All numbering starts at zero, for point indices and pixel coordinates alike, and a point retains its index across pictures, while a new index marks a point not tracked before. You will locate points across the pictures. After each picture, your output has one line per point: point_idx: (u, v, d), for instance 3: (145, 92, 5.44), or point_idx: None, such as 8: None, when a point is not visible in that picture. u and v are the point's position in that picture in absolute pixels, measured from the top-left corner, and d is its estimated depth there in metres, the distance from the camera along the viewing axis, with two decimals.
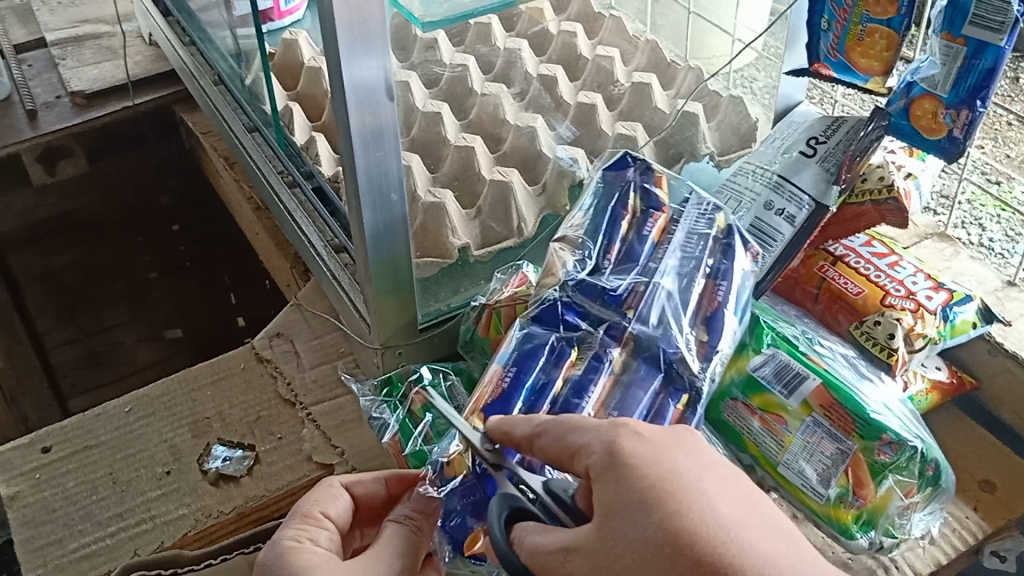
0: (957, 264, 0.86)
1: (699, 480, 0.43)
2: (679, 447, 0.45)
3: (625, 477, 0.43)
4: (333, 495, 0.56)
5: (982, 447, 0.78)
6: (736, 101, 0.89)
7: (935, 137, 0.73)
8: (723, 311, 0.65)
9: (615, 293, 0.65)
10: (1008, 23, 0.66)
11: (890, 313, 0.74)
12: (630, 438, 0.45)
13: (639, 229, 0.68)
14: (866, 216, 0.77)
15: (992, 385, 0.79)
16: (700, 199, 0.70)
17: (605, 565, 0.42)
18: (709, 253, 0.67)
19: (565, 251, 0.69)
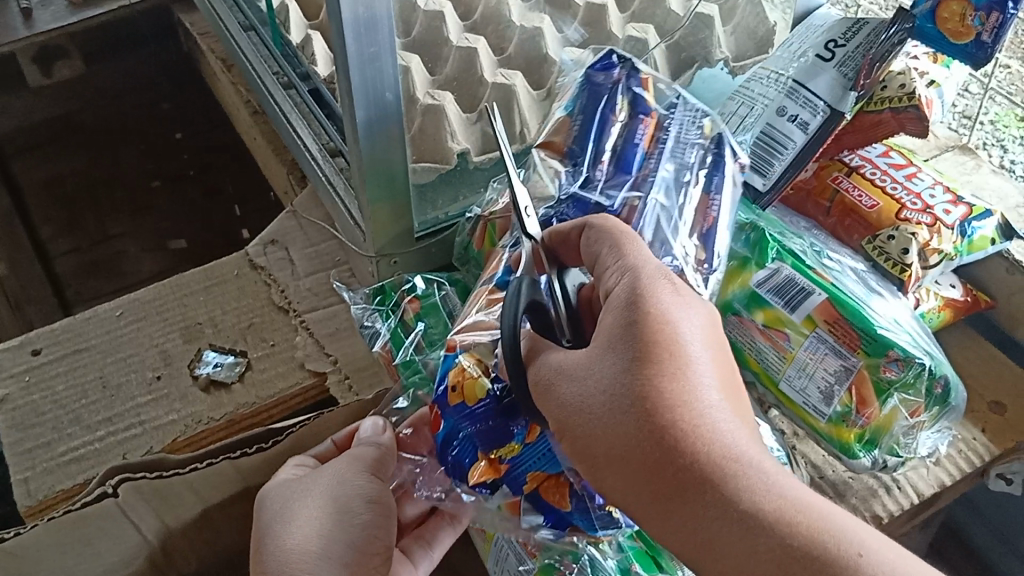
0: (977, 178, 0.82)
1: (702, 349, 0.43)
2: (700, 317, 0.45)
3: (634, 321, 0.43)
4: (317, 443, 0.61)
5: (997, 369, 0.75)
6: (754, 2, 0.84)
7: (962, 41, 0.69)
8: (718, 226, 0.62)
9: (610, 208, 0.62)
10: None
11: (905, 227, 0.71)
12: (661, 290, 0.45)
13: (631, 134, 0.65)
14: (884, 124, 0.73)
15: (1008, 304, 0.77)
16: (688, 104, 0.67)
17: (580, 394, 0.43)
18: (700, 163, 0.64)
19: (550, 163, 0.67)
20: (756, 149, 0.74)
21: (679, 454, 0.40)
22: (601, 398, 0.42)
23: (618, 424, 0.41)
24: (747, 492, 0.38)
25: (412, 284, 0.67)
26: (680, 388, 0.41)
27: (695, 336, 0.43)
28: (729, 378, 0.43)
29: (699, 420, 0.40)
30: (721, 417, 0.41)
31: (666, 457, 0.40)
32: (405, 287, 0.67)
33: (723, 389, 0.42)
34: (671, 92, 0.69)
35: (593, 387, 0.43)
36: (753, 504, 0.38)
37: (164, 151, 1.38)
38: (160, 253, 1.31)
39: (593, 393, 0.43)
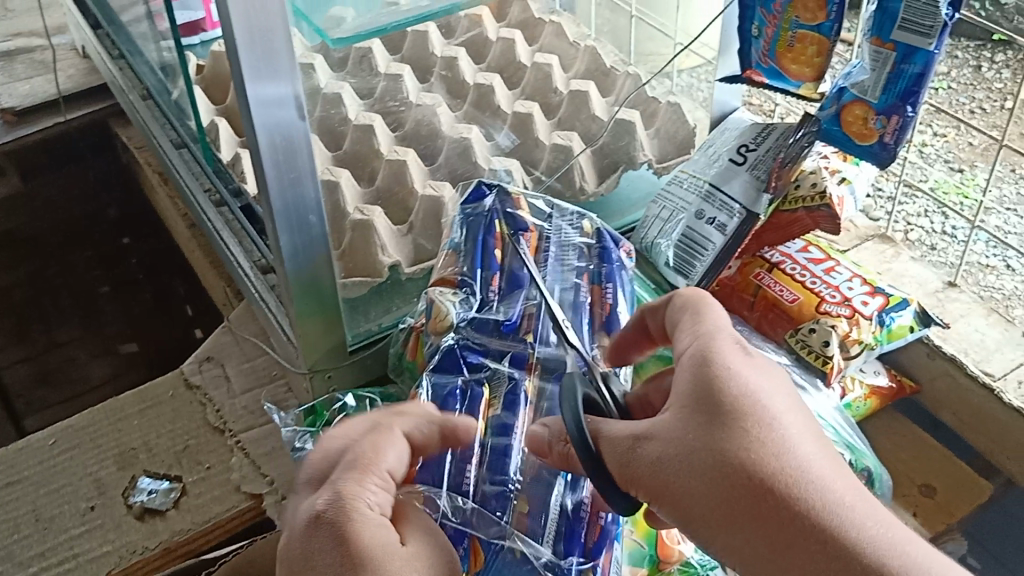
0: (898, 266, 0.87)
1: (777, 401, 0.45)
2: (769, 373, 0.46)
3: (716, 382, 0.45)
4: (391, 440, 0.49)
5: (921, 449, 0.79)
6: (673, 108, 0.89)
7: (867, 142, 0.73)
8: (616, 311, 0.66)
9: (509, 322, 0.66)
10: (937, 26, 0.67)
11: (824, 320, 0.76)
12: (731, 348, 0.47)
13: (514, 251, 0.68)
14: (800, 222, 0.77)
15: (931, 389, 0.81)
16: (562, 210, 0.72)
17: (677, 455, 0.44)
18: (586, 261, 0.69)
19: (447, 293, 0.67)
20: (679, 251, 0.79)
21: (786, 512, 0.42)
22: (702, 461, 0.43)
23: (718, 487, 0.43)
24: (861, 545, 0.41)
25: (343, 400, 0.68)
26: (770, 445, 0.43)
27: (771, 389, 0.45)
28: (810, 426, 0.45)
29: (795, 475, 0.42)
30: (814, 471, 0.43)
31: (777, 516, 0.42)
32: (336, 405, 0.68)
33: (807, 439, 0.44)
34: (541, 202, 0.72)
35: (687, 450, 0.44)
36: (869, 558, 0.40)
37: (112, 259, 1.36)
38: (110, 358, 1.28)
39: (681, 458, 0.44)
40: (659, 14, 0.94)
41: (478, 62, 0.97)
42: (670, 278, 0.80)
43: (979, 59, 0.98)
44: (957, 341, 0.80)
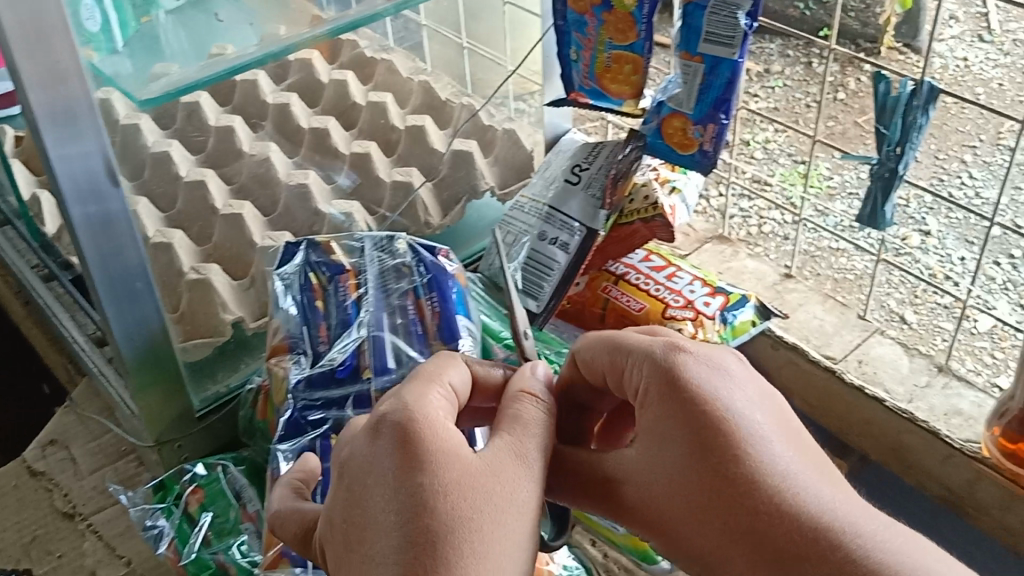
0: (736, 264, 0.91)
1: (738, 412, 0.45)
2: (738, 381, 0.46)
3: (678, 409, 0.45)
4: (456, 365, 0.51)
5: None
6: (510, 135, 0.91)
7: (688, 152, 0.77)
8: (448, 315, 0.63)
9: (343, 364, 0.61)
10: (738, 36, 0.71)
11: (672, 325, 0.78)
12: (686, 362, 0.47)
13: (335, 298, 0.64)
14: (639, 234, 0.80)
15: (780, 376, 0.84)
16: (371, 235, 0.67)
17: (660, 489, 0.46)
18: (408, 278, 0.65)
19: (283, 360, 0.62)
20: (526, 274, 0.79)
21: (779, 533, 0.42)
22: (685, 492, 0.45)
23: (714, 517, 0.44)
24: (855, 553, 0.41)
25: (193, 469, 0.67)
26: (750, 468, 0.43)
27: (743, 404, 0.45)
28: (784, 434, 0.45)
29: (783, 493, 0.43)
30: (797, 488, 0.43)
31: (782, 540, 0.42)
32: (186, 476, 0.66)
33: (788, 450, 0.44)
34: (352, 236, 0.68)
35: (667, 486, 0.46)
36: (867, 573, 0.40)
37: None
38: None
39: (666, 490, 0.46)
40: (489, 42, 0.95)
41: (312, 105, 0.96)
42: (520, 300, 0.80)
43: (808, 56, 1.04)
44: (797, 330, 0.85)
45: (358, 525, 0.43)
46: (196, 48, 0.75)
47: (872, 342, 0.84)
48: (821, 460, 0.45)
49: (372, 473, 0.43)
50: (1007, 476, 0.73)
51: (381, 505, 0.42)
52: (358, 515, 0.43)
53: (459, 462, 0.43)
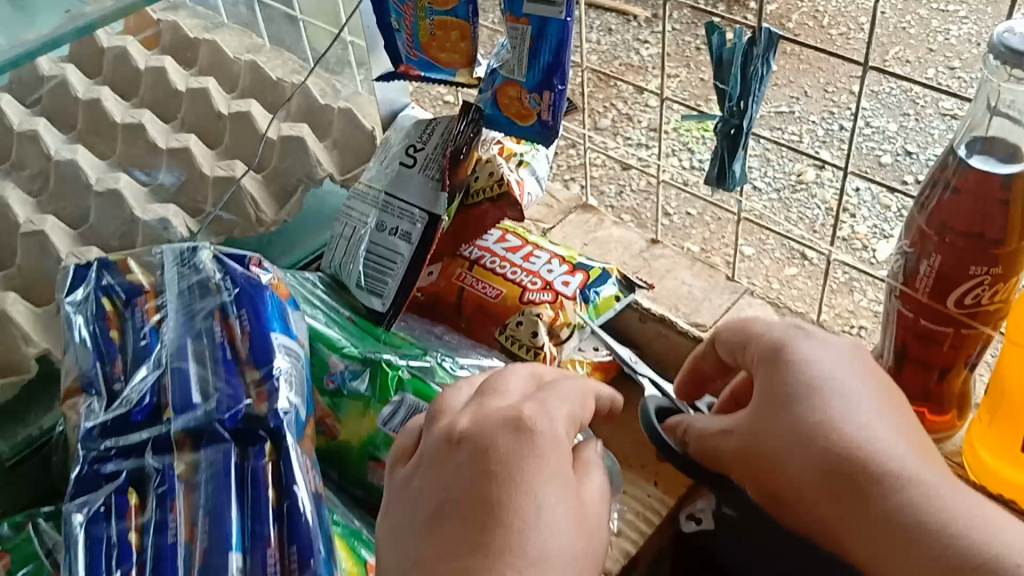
0: (602, 233, 0.87)
1: (830, 382, 0.51)
2: (846, 356, 0.53)
3: (782, 375, 0.52)
4: (568, 391, 0.54)
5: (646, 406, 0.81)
6: (346, 114, 0.85)
7: (528, 123, 0.71)
8: (258, 333, 0.56)
9: (141, 406, 0.54)
10: None
11: (530, 310, 0.73)
12: (799, 342, 0.54)
13: (132, 327, 0.58)
14: (488, 215, 0.74)
15: (652, 350, 0.80)
16: (173, 248, 0.61)
17: (745, 447, 0.53)
18: (214, 294, 0.59)
19: (75, 405, 0.55)
20: (368, 270, 0.73)
21: (844, 476, 0.48)
22: (767, 442, 0.51)
23: (797, 464, 0.50)
24: (918, 496, 0.46)
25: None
26: (840, 416, 0.49)
27: (845, 372, 0.51)
28: (882, 397, 0.51)
29: (856, 443, 0.48)
30: (869, 437, 0.48)
31: (811, 478, 0.49)
32: None
33: (875, 413, 0.50)
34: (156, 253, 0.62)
35: (751, 438, 0.53)
36: (924, 515, 0.45)
37: None
38: None
39: (747, 441, 0.53)
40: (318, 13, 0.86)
41: (131, 97, 0.91)
42: (366, 300, 0.74)
43: None
44: (666, 299, 0.80)
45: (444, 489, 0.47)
46: (7, 37, 0.62)
47: (742, 304, 0.79)
48: (919, 433, 0.50)
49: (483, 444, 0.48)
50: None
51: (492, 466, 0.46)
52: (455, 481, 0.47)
53: (530, 475, 0.46)
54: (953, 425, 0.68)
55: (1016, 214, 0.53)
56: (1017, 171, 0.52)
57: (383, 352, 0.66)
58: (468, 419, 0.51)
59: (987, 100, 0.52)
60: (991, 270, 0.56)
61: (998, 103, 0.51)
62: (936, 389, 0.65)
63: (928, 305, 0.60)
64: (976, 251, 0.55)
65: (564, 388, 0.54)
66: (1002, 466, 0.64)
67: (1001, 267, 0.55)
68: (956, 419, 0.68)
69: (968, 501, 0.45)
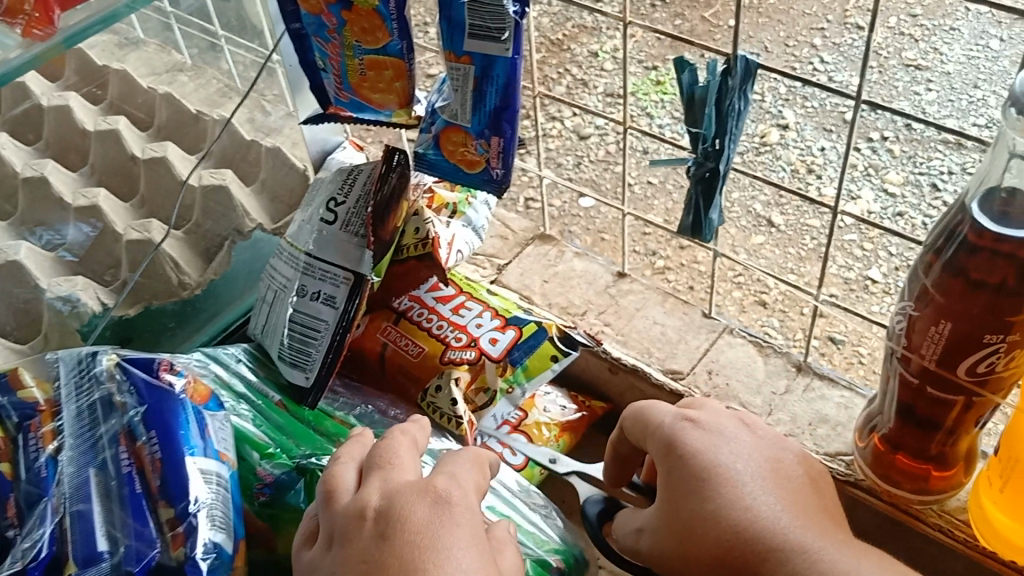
0: (564, 267, 0.75)
1: (723, 467, 0.50)
2: (732, 436, 0.51)
3: (677, 468, 0.51)
4: (454, 454, 0.48)
5: None
6: (275, 153, 0.76)
7: (476, 171, 0.63)
8: (169, 459, 0.50)
9: (35, 559, 0.46)
10: (508, 28, 0.55)
11: (449, 373, 0.63)
12: (688, 430, 0.52)
13: (27, 457, 0.52)
14: (422, 270, 0.66)
15: (624, 402, 0.71)
16: (75, 354, 0.56)
17: (663, 546, 0.52)
18: (121, 413, 0.53)
19: None
20: (291, 340, 0.63)
21: (746, 558, 0.47)
22: (675, 536, 0.50)
23: (699, 555, 0.49)
24: (804, 566, 0.45)
25: None
26: (728, 502, 0.48)
27: (728, 452, 0.50)
28: (768, 470, 0.50)
29: (750, 524, 0.47)
30: (757, 517, 0.47)
31: (711, 560, 0.49)
32: None
33: (767, 489, 0.49)
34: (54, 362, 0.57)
35: (663, 531, 0.51)
36: None
37: None
38: None
39: (657, 535, 0.52)
40: (240, 31, 0.74)
41: (34, 139, 0.81)
42: (288, 374, 0.63)
43: None
44: (636, 343, 0.70)
45: (356, 562, 0.41)
46: None
47: (720, 344, 0.69)
48: (823, 504, 0.50)
49: (392, 515, 0.42)
50: (883, 498, 0.62)
51: (411, 537, 0.41)
52: (367, 554, 0.41)
53: (425, 539, 0.41)
54: (958, 483, 0.60)
55: None
56: None
57: (321, 454, 0.58)
58: (332, 502, 0.46)
59: (1005, 149, 0.46)
60: (1007, 336, 0.49)
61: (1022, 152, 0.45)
62: (939, 451, 0.57)
63: (933, 371, 0.53)
64: (993, 317, 0.49)
65: (458, 455, 0.48)
66: (1013, 529, 0.56)
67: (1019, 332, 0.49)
68: (964, 476, 0.60)
69: (862, 559, 0.45)
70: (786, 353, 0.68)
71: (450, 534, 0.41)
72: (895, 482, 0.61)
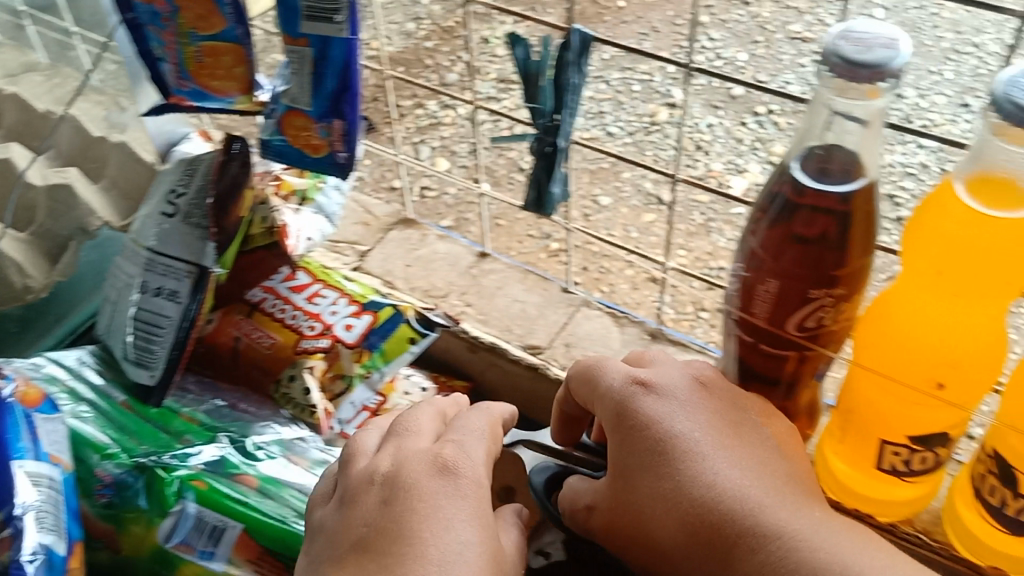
0: (426, 251, 0.75)
1: (679, 437, 0.49)
2: (685, 403, 0.50)
3: (631, 437, 0.50)
4: (470, 417, 0.53)
5: None
6: (124, 148, 0.73)
7: (320, 156, 0.62)
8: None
9: None
10: (343, 8, 0.54)
11: (303, 363, 0.63)
12: (641, 397, 0.51)
13: None
14: (271, 260, 0.65)
15: (486, 379, 0.72)
16: None
17: (618, 515, 0.51)
18: None
19: None
20: (134, 338, 0.61)
21: (713, 537, 0.46)
22: (633, 509, 0.50)
23: (662, 533, 0.49)
24: (779, 552, 0.44)
25: None
26: (691, 474, 0.48)
27: (685, 422, 0.49)
28: (727, 437, 0.49)
29: (712, 499, 0.47)
30: (720, 490, 0.47)
31: (678, 536, 0.48)
32: None
33: (727, 460, 0.48)
34: None
35: (623, 504, 0.51)
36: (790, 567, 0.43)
37: None
38: None
39: (620, 510, 0.51)
40: (94, 25, 0.72)
41: None
42: (133, 373, 0.62)
43: None
44: (497, 321, 0.70)
45: (360, 525, 0.46)
46: None
47: (579, 318, 0.70)
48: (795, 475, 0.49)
49: (400, 482, 0.47)
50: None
51: (416, 501, 0.46)
52: (370, 518, 0.46)
53: (418, 512, 0.45)
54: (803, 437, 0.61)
55: (854, 231, 0.49)
56: (855, 187, 0.48)
57: (162, 451, 0.59)
58: (355, 471, 0.50)
59: (823, 107, 0.47)
60: (832, 292, 0.51)
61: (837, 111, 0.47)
62: (782, 407, 0.58)
63: (768, 330, 0.54)
64: (816, 273, 0.50)
65: (470, 417, 0.53)
66: (853, 478, 0.58)
67: (844, 287, 0.51)
68: (807, 429, 0.61)
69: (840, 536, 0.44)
70: (643, 323, 0.69)
71: (446, 500, 0.46)
72: None
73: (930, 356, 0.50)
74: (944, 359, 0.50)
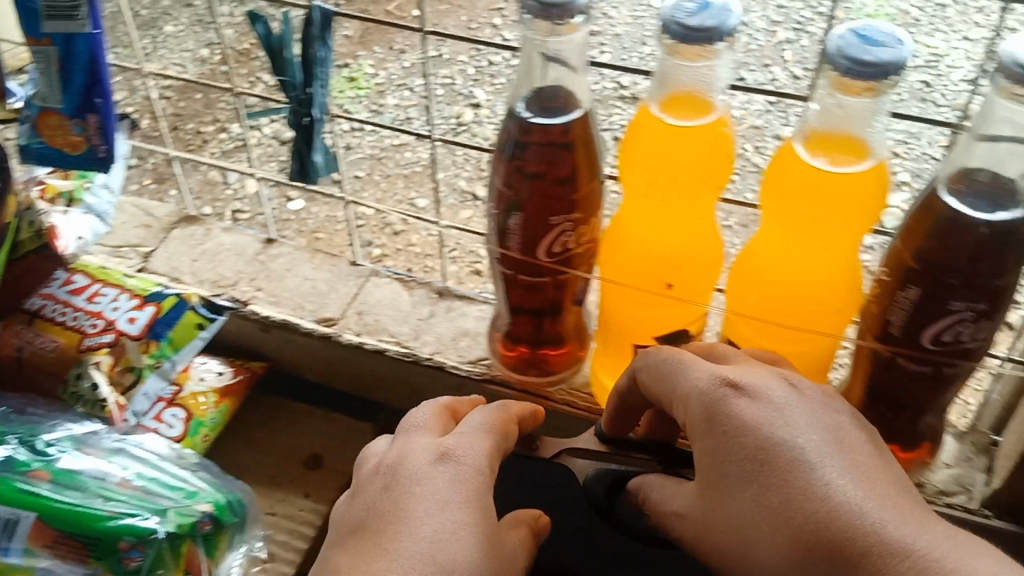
0: (211, 244, 0.76)
1: (782, 441, 0.41)
2: (784, 405, 0.42)
3: (725, 443, 0.42)
4: (480, 409, 0.51)
5: (286, 412, 0.76)
6: None
7: (80, 151, 0.63)
8: None
9: None
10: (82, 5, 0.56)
11: (88, 360, 0.66)
12: (736, 396, 0.43)
13: None
14: (45, 262, 0.68)
15: (281, 355, 0.75)
16: None
17: (702, 533, 0.43)
18: None
19: None
20: None
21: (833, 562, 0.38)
22: (709, 520, 0.43)
23: (756, 552, 0.41)
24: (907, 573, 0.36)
25: None
26: (801, 486, 0.39)
27: (792, 426, 0.41)
28: (834, 443, 0.41)
29: (837, 518, 0.38)
30: (832, 502, 0.39)
31: (793, 567, 0.39)
32: None
33: (846, 473, 0.40)
34: None
35: (701, 518, 0.43)
36: None
37: None
38: None
39: (690, 520, 0.44)
40: None
41: None
42: None
43: None
44: (288, 300, 0.72)
45: (361, 508, 0.45)
46: None
47: (369, 287, 0.73)
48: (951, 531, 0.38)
49: (404, 471, 0.45)
50: (516, 388, 0.68)
51: (403, 490, 0.44)
52: (370, 502, 0.45)
53: (422, 500, 0.43)
54: (576, 358, 0.67)
55: (581, 159, 0.55)
56: (574, 117, 0.53)
57: None
58: (368, 470, 0.48)
59: (537, 52, 0.52)
60: (570, 217, 0.56)
61: (548, 53, 0.52)
62: (548, 333, 0.64)
63: (522, 259, 0.59)
64: (557, 200, 0.55)
65: (478, 411, 0.50)
66: None
67: (580, 211, 0.57)
68: (580, 351, 0.67)
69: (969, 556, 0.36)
70: (428, 284, 0.73)
71: (427, 489, 0.44)
72: (521, 369, 0.67)
73: (654, 264, 0.57)
74: (665, 263, 0.56)
